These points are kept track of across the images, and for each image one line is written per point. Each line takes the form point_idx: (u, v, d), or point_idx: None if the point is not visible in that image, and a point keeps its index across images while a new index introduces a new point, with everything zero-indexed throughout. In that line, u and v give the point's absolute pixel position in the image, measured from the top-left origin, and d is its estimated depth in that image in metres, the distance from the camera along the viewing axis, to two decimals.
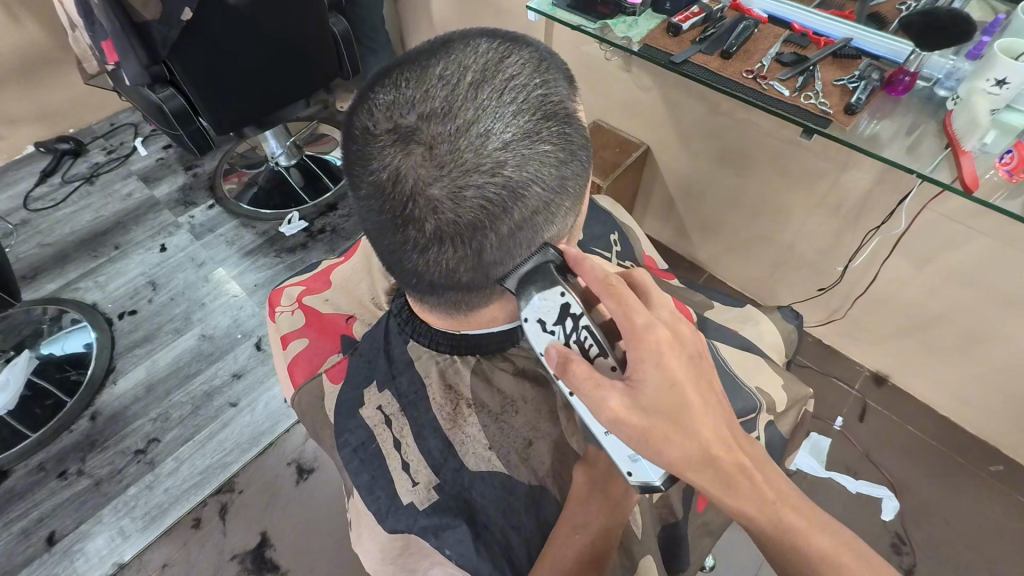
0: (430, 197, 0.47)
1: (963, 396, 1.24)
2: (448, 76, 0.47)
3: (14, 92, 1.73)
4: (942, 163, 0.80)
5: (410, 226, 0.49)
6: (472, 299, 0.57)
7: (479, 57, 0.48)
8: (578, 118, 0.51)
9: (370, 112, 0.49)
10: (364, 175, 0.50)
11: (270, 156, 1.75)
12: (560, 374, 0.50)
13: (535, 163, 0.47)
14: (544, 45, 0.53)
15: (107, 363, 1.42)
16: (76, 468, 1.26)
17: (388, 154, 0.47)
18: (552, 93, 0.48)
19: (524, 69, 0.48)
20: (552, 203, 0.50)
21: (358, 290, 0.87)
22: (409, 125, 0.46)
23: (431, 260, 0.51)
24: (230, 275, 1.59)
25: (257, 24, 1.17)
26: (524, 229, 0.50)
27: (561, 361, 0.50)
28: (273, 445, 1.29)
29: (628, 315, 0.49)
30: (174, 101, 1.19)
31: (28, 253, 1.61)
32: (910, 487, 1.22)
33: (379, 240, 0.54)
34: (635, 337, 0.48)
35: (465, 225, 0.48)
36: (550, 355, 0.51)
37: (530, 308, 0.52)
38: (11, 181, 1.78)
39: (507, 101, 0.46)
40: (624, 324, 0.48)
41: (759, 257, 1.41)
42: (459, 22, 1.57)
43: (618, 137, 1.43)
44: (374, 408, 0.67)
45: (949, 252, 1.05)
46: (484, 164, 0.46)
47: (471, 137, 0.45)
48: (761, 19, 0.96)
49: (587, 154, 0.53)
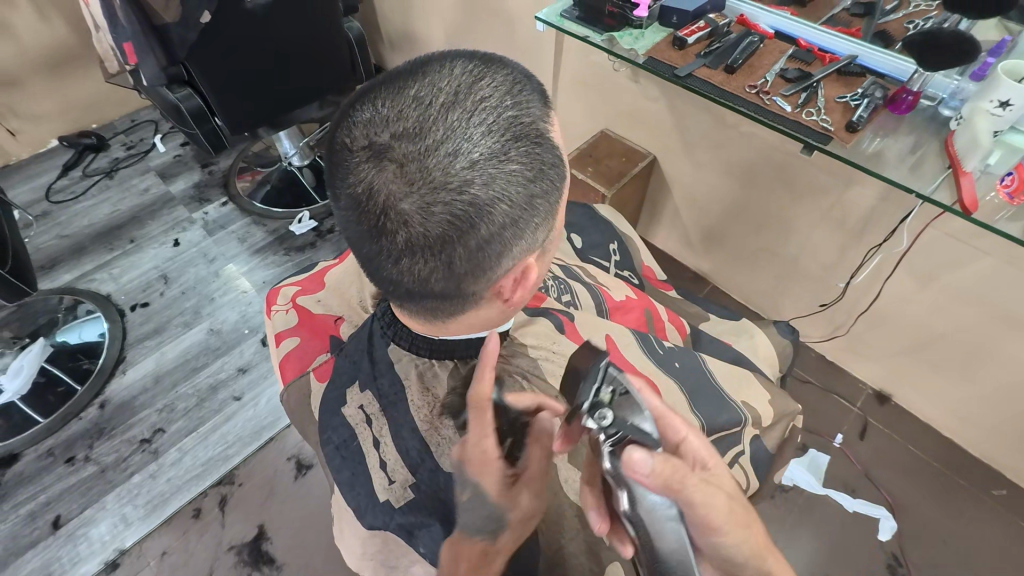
0: (401, 211, 0.48)
1: (966, 417, 1.22)
2: (421, 96, 0.48)
3: (39, 88, 1.79)
4: (943, 184, 0.80)
5: (383, 237, 0.50)
6: (450, 306, 0.56)
7: (453, 79, 0.49)
8: (551, 139, 0.52)
9: (349, 128, 0.51)
10: (342, 187, 0.52)
11: (284, 156, 1.78)
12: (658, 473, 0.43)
13: (503, 182, 0.48)
14: (522, 66, 0.54)
15: (118, 354, 1.45)
16: (84, 454, 1.29)
17: (362, 168, 0.49)
18: (523, 114, 0.50)
19: (497, 92, 0.49)
20: (522, 219, 0.50)
21: (348, 292, 0.88)
22: (383, 142, 0.48)
23: (404, 268, 0.52)
24: (241, 272, 1.63)
25: (271, 27, 1.20)
26: (492, 246, 0.50)
27: (667, 461, 0.44)
28: (275, 440, 1.32)
29: (672, 411, 0.53)
30: (190, 101, 1.23)
31: (48, 244, 1.66)
32: (908, 506, 1.21)
33: (357, 247, 0.55)
34: (689, 433, 0.52)
35: (433, 238, 0.49)
36: (643, 457, 0.43)
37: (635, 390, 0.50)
38: (34, 174, 1.84)
39: (476, 122, 0.48)
40: (675, 423, 0.52)
41: (763, 271, 1.40)
42: (471, 31, 1.59)
43: (624, 146, 1.44)
44: (356, 407, 0.68)
45: (953, 271, 1.04)
46: (452, 182, 0.47)
47: (439, 155, 0.47)
48: (767, 35, 0.97)
49: (560, 173, 0.53)
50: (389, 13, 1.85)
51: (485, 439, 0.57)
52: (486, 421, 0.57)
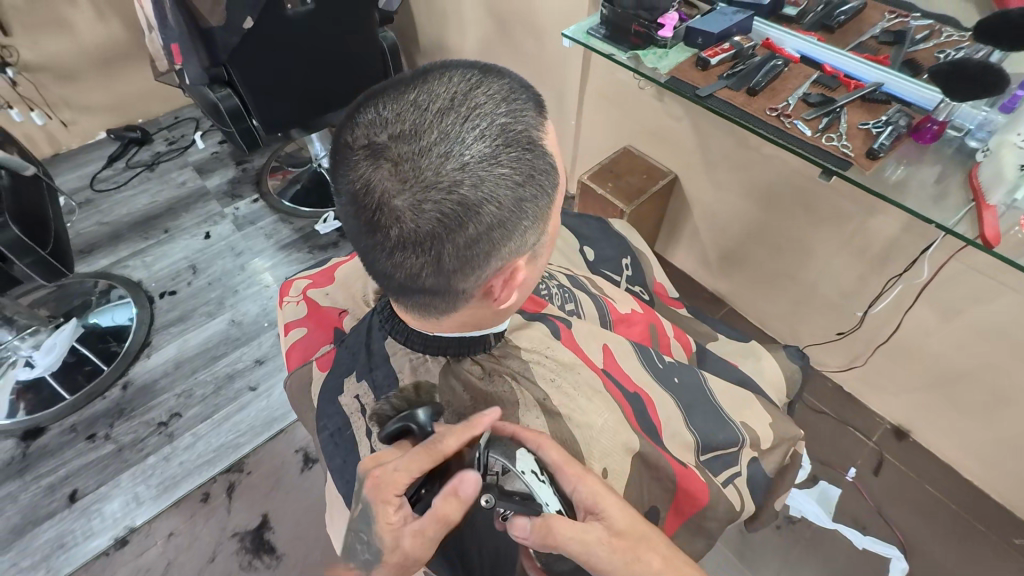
0: (394, 208, 0.50)
1: (989, 460, 1.17)
2: (420, 101, 0.50)
3: (93, 83, 1.90)
4: (965, 217, 0.79)
5: (377, 232, 0.52)
6: (441, 302, 0.58)
7: (452, 86, 0.51)
8: (545, 147, 0.54)
9: (353, 128, 0.53)
10: (343, 183, 0.54)
11: (314, 157, 1.84)
12: (537, 535, 0.53)
13: (492, 184, 0.50)
14: (521, 76, 0.56)
15: (143, 338, 1.51)
16: (104, 432, 1.34)
17: (361, 165, 0.51)
18: (517, 122, 0.51)
19: (492, 99, 0.51)
20: (510, 221, 0.52)
21: (355, 286, 0.90)
22: (381, 142, 0.50)
23: (396, 262, 0.53)
24: (265, 267, 1.68)
25: (310, 33, 1.26)
26: (479, 245, 0.52)
27: (539, 524, 0.53)
28: (284, 432, 1.35)
29: (566, 461, 0.58)
30: (228, 101, 1.28)
31: (88, 230, 1.75)
32: (922, 548, 1.16)
33: (356, 240, 0.57)
34: (580, 480, 0.57)
35: (424, 235, 0.50)
36: (520, 523, 0.53)
37: (521, 462, 0.56)
38: (81, 163, 1.94)
39: (470, 127, 0.49)
40: (566, 473, 0.58)
41: (780, 295, 1.38)
42: (502, 45, 1.62)
43: (645, 163, 1.44)
44: (352, 396, 0.67)
45: (977, 306, 1.01)
46: (442, 183, 0.49)
47: (432, 156, 0.49)
48: (792, 59, 0.98)
49: (551, 179, 0.55)
50: (426, 24, 1.90)
51: (405, 470, 0.53)
52: (420, 457, 0.53)
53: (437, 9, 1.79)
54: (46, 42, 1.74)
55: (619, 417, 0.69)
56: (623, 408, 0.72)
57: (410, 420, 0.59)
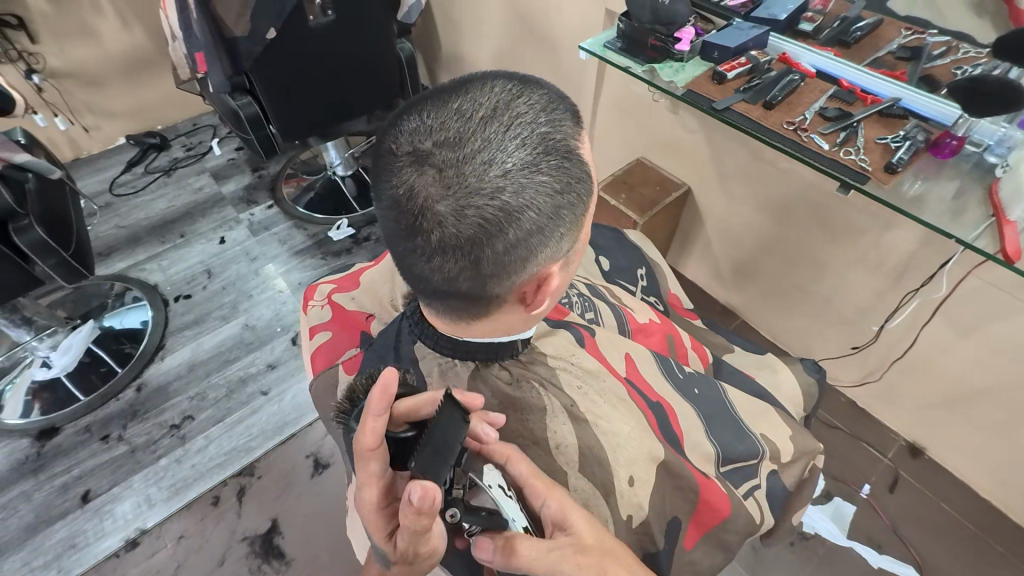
0: (436, 213, 0.51)
1: (1007, 479, 1.15)
2: (464, 110, 0.51)
3: (115, 90, 1.94)
4: (986, 231, 0.78)
5: (418, 236, 0.53)
6: (474, 307, 0.58)
7: (494, 96, 0.52)
8: (581, 155, 0.54)
9: (395, 136, 0.54)
10: (384, 189, 0.54)
11: (329, 165, 1.87)
12: (501, 558, 0.50)
13: (533, 192, 0.50)
14: (558, 88, 0.57)
15: (158, 340, 1.53)
16: (117, 433, 1.36)
17: (404, 172, 0.52)
18: (556, 132, 0.52)
19: (533, 109, 0.52)
20: (548, 228, 0.52)
21: (381, 291, 0.92)
22: (425, 149, 0.51)
23: (434, 266, 0.54)
24: (278, 272, 1.70)
25: (330, 43, 1.28)
26: (518, 250, 0.52)
27: (503, 543, 0.50)
28: (295, 436, 1.35)
29: (533, 476, 0.57)
30: (248, 108, 1.31)
31: (107, 233, 1.77)
32: (939, 568, 1.14)
33: (393, 245, 0.58)
34: (548, 495, 0.56)
35: (465, 239, 0.51)
36: (483, 545, 0.51)
37: (487, 475, 0.52)
38: (101, 168, 1.97)
39: (511, 136, 0.50)
40: (535, 488, 0.56)
41: (793, 309, 1.38)
42: (517, 57, 1.65)
43: (658, 174, 1.45)
44: None
45: (995, 323, 1.00)
46: (485, 189, 0.49)
47: (475, 163, 0.50)
48: (808, 74, 0.98)
49: (587, 188, 0.55)
50: (441, 35, 1.93)
51: (369, 486, 0.48)
52: (370, 472, 0.47)
53: (454, 21, 1.82)
54: (72, 49, 1.78)
55: (643, 426, 0.69)
56: (647, 417, 0.72)
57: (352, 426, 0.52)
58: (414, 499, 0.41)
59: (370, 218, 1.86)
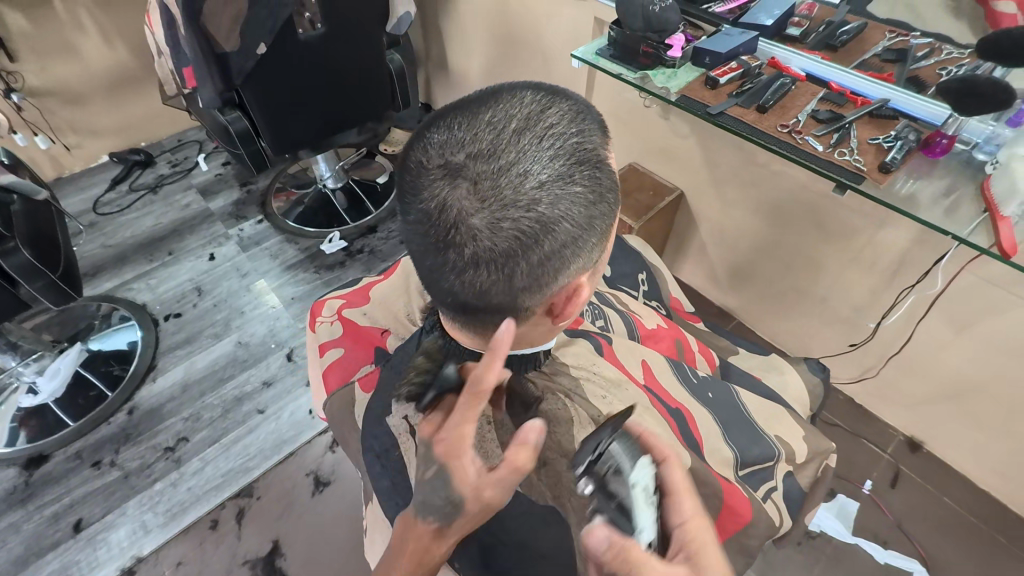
0: (471, 226, 0.50)
1: (1005, 471, 1.17)
2: (496, 121, 0.51)
3: (98, 108, 1.91)
4: (980, 227, 0.80)
5: (450, 249, 0.52)
6: (501, 319, 0.57)
7: (524, 107, 0.52)
8: (608, 165, 0.55)
9: (424, 149, 0.53)
10: (413, 203, 0.54)
11: (319, 178, 1.85)
12: (613, 560, 0.44)
13: (568, 203, 0.50)
14: (582, 99, 0.57)
15: (149, 361, 1.49)
16: (109, 459, 1.32)
17: (437, 185, 0.51)
18: (587, 142, 0.52)
19: (563, 120, 0.52)
20: (581, 238, 0.52)
21: (395, 305, 0.94)
22: (459, 162, 0.50)
23: (466, 280, 0.53)
24: (271, 287, 1.67)
25: (320, 56, 1.27)
26: (552, 261, 0.52)
27: (623, 547, 0.44)
28: (295, 454, 1.33)
29: (686, 492, 0.53)
30: (238, 123, 1.30)
31: (93, 252, 1.74)
32: (944, 562, 1.15)
33: (420, 258, 0.57)
34: (689, 521, 0.51)
35: (500, 252, 0.50)
36: (596, 533, 0.45)
37: (636, 472, 0.51)
38: (84, 186, 1.93)
39: (545, 147, 0.50)
40: (680, 502, 0.52)
41: (790, 309, 1.39)
42: (507, 66, 1.65)
43: (652, 179, 1.46)
44: (400, 417, 0.67)
45: (989, 318, 1.02)
46: (521, 201, 0.49)
47: (511, 175, 0.49)
48: (799, 77, 1.00)
49: (614, 198, 0.56)
50: (430, 46, 1.94)
51: (465, 423, 0.46)
52: (470, 410, 0.45)
53: (442, 32, 1.83)
54: (53, 67, 1.75)
55: (668, 434, 0.69)
56: (669, 423, 0.72)
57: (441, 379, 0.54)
58: (531, 433, 0.48)
59: (363, 230, 1.85)
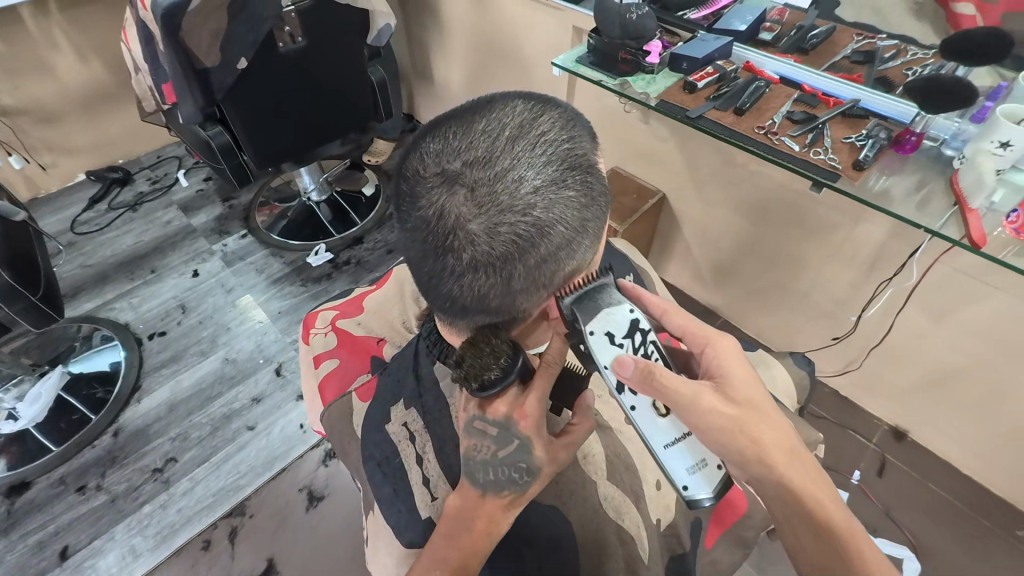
0: (469, 231, 0.51)
1: (986, 455, 1.21)
2: (490, 129, 0.52)
3: (73, 126, 1.88)
4: (951, 220, 0.83)
5: (449, 255, 0.53)
6: (497, 323, 0.59)
7: (517, 115, 0.53)
8: (598, 171, 0.56)
9: (421, 158, 0.54)
10: (412, 211, 0.54)
11: (303, 191, 1.85)
12: (639, 378, 0.53)
13: (562, 207, 0.51)
14: (572, 107, 0.59)
15: (134, 382, 1.47)
16: (95, 483, 1.29)
17: (434, 193, 0.52)
18: (578, 148, 0.53)
19: (555, 127, 0.53)
20: (575, 241, 0.53)
21: (390, 314, 0.96)
22: (455, 169, 0.51)
23: (464, 285, 0.54)
24: (257, 302, 1.65)
25: (299, 68, 1.27)
26: (549, 263, 0.53)
27: (645, 367, 0.52)
28: (287, 470, 1.31)
29: (689, 326, 0.61)
30: (219, 138, 1.27)
31: (72, 273, 1.70)
32: (933, 547, 1.18)
33: (418, 265, 0.58)
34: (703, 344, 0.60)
35: (497, 256, 0.51)
36: (624, 362, 0.53)
37: (600, 320, 0.53)
38: (62, 206, 1.90)
39: (538, 153, 0.51)
40: (693, 335, 0.61)
41: (773, 305, 1.42)
42: (488, 75, 1.67)
43: (635, 183, 1.49)
44: (400, 424, 0.73)
45: (965, 307, 1.06)
46: (517, 206, 0.50)
47: (507, 181, 0.50)
48: (773, 80, 1.03)
49: (605, 202, 0.57)
50: (411, 56, 1.95)
51: (539, 392, 0.61)
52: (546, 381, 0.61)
53: (422, 43, 1.84)
54: (26, 86, 1.72)
55: None
56: None
57: (514, 369, 0.60)
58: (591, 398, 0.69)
59: (349, 241, 1.84)
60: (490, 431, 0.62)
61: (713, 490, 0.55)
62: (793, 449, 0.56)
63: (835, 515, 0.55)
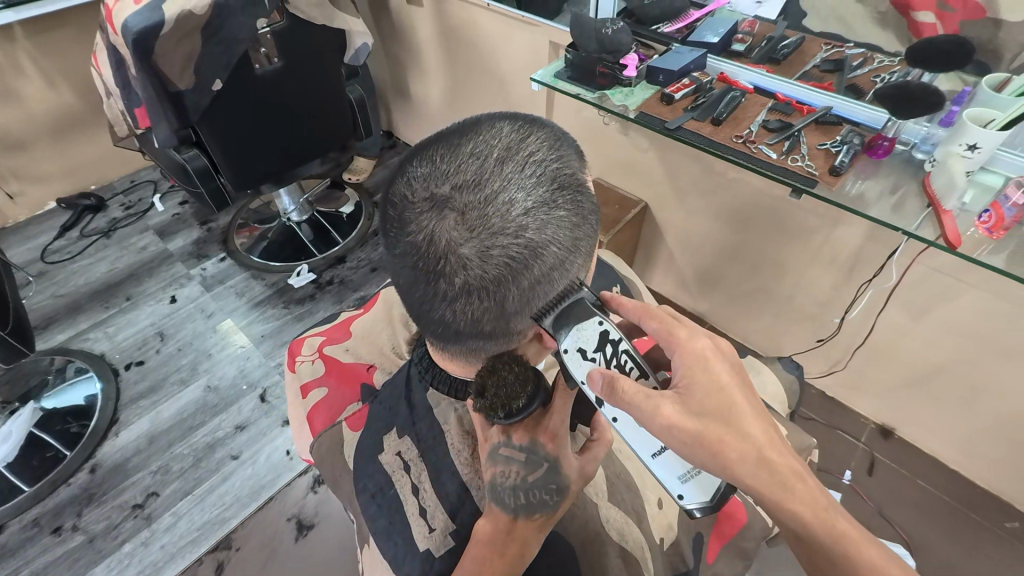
0: (461, 255, 0.50)
1: (971, 449, 1.22)
2: (478, 151, 0.52)
3: (42, 152, 1.83)
4: (926, 221, 0.85)
5: (441, 280, 0.52)
6: (486, 345, 0.59)
7: (505, 136, 0.53)
8: (587, 188, 0.56)
9: (409, 183, 0.53)
10: (401, 236, 0.54)
11: (284, 211, 1.83)
12: (607, 394, 0.51)
13: (553, 227, 0.51)
14: (557, 125, 0.59)
15: (111, 415, 1.42)
16: (71, 523, 1.23)
17: (424, 218, 0.51)
18: (566, 167, 0.53)
19: (543, 147, 0.53)
20: (568, 261, 0.53)
21: (379, 339, 0.94)
22: (444, 194, 0.51)
23: (457, 309, 0.54)
24: (238, 326, 1.62)
25: (275, 88, 1.26)
26: (542, 284, 0.53)
27: (610, 380, 0.51)
28: (273, 499, 1.27)
29: (665, 330, 0.57)
30: (196, 160, 1.23)
31: (43, 304, 1.65)
32: (926, 543, 1.19)
33: (409, 290, 0.57)
34: (678, 348, 0.56)
35: (490, 280, 0.51)
36: (594, 378, 0.51)
37: (568, 338, 0.52)
38: (31, 235, 1.84)
39: (528, 174, 0.51)
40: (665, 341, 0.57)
41: (758, 309, 1.43)
42: (466, 91, 1.68)
43: (617, 194, 1.50)
44: (393, 454, 0.71)
45: (943, 305, 1.08)
46: (509, 228, 0.49)
47: (497, 204, 0.49)
48: (747, 90, 1.05)
49: (595, 219, 0.57)
50: (388, 74, 1.95)
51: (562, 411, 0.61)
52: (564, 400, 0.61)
53: (399, 60, 1.85)
54: None
55: None
56: None
57: (534, 393, 0.60)
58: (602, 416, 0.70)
59: (331, 261, 1.82)
60: (517, 456, 0.60)
61: (708, 496, 0.55)
62: (762, 455, 0.53)
63: (809, 517, 0.53)
